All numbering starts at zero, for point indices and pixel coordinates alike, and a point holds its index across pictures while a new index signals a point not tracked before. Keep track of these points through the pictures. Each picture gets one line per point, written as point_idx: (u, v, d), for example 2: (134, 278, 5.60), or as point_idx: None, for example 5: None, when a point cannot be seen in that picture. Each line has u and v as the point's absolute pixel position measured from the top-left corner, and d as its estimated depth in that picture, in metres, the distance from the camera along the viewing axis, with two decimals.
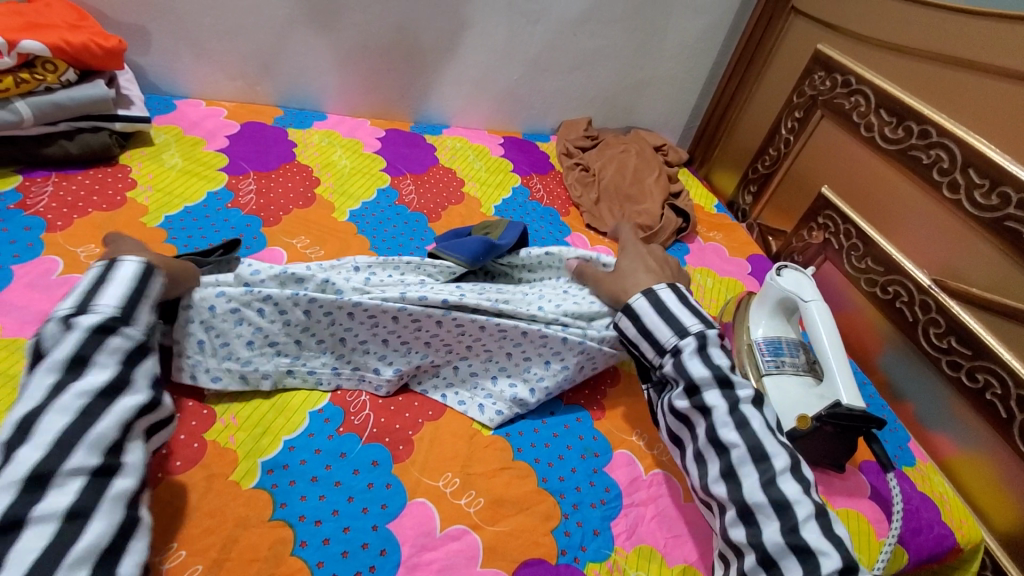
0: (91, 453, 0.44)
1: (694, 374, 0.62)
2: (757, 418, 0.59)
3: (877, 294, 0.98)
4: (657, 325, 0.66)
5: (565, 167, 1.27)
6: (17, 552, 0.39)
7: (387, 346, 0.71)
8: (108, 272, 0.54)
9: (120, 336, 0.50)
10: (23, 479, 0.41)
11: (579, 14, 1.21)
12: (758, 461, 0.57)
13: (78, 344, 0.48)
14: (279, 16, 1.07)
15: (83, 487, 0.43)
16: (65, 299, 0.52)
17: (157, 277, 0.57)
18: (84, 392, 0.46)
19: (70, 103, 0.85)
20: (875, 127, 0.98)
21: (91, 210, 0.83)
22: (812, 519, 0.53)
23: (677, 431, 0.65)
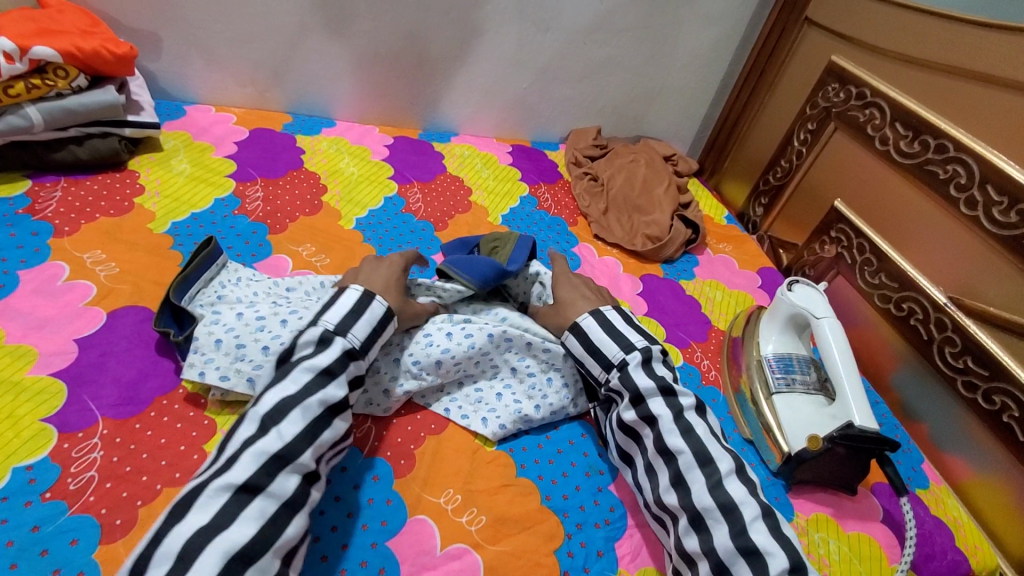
0: (313, 458, 0.54)
1: (640, 385, 0.66)
2: (700, 424, 0.63)
3: (891, 311, 0.96)
4: (603, 341, 0.70)
5: (574, 176, 1.26)
6: (246, 514, 0.47)
7: (399, 365, 0.71)
8: (365, 303, 0.65)
9: (355, 364, 0.61)
10: (271, 455, 0.51)
11: (590, 22, 1.20)
12: (704, 466, 0.60)
13: (333, 361, 0.59)
14: (289, 23, 1.07)
15: (297, 483, 0.52)
16: (331, 309, 0.63)
17: (392, 321, 0.67)
18: (325, 404, 0.56)
19: (81, 109, 0.85)
20: (891, 140, 0.97)
21: (98, 216, 0.83)
22: (759, 519, 0.55)
23: (626, 448, 0.67)
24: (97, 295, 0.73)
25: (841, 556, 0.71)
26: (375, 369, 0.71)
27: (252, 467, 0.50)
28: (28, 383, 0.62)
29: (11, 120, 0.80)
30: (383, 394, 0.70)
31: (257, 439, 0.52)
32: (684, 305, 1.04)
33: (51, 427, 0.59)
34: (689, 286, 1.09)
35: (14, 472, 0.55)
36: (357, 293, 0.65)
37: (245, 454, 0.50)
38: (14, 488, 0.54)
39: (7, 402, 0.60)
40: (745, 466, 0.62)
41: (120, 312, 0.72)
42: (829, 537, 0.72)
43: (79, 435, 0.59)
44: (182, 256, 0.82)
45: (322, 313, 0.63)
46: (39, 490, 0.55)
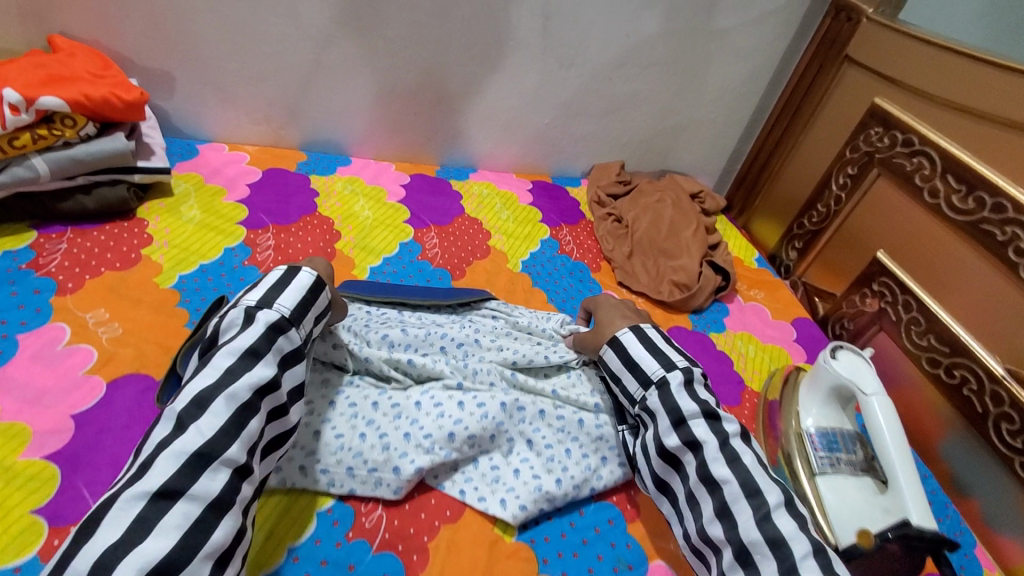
0: (242, 450, 0.55)
1: (683, 408, 0.65)
2: (747, 454, 0.62)
3: (941, 377, 0.89)
4: (643, 357, 0.71)
5: (597, 217, 1.21)
6: (164, 525, 0.48)
7: (409, 441, 0.67)
8: (290, 275, 0.66)
9: (285, 339, 0.62)
10: (190, 455, 0.52)
11: (616, 58, 1.15)
12: (751, 497, 0.59)
13: (256, 339, 0.59)
14: (304, 61, 1.04)
15: (226, 480, 0.53)
16: (254, 289, 0.65)
17: (325, 293, 0.68)
18: (252, 388, 0.57)
19: (88, 158, 0.82)
20: (941, 193, 0.89)
21: (104, 269, 0.80)
22: (809, 556, 0.54)
23: (663, 476, 0.66)
24: (98, 362, 0.70)
25: None
26: (384, 447, 0.66)
27: (167, 472, 0.50)
28: (20, 467, 0.59)
29: (16, 172, 0.77)
30: (393, 471, 0.65)
31: (175, 439, 0.52)
32: (714, 362, 0.99)
33: (41, 520, 0.55)
34: (721, 340, 1.03)
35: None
36: (280, 271, 0.67)
37: (162, 457, 0.51)
38: None
39: None
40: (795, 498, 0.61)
41: (122, 381, 0.69)
42: None
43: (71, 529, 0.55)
44: (189, 313, 0.79)
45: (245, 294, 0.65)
46: None
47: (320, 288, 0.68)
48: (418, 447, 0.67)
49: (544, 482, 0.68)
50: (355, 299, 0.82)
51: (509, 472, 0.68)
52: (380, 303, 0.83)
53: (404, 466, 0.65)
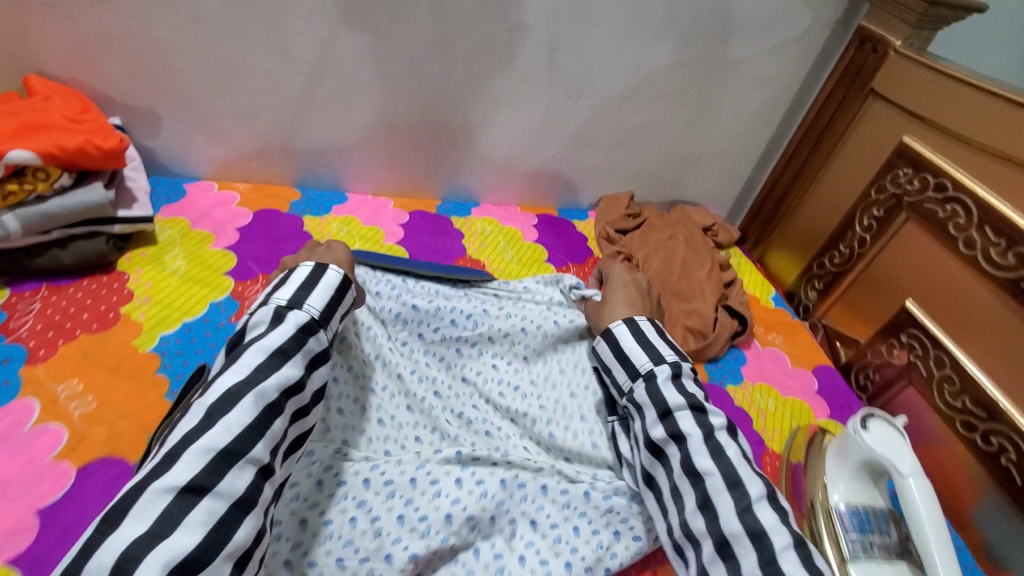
0: (266, 450, 0.53)
1: (670, 401, 0.66)
2: (731, 446, 0.61)
3: (977, 443, 0.84)
4: (635, 350, 0.73)
5: (606, 255, 1.15)
6: (189, 520, 0.46)
7: (402, 525, 0.62)
8: (318, 274, 0.66)
9: (314, 339, 0.62)
10: (219, 451, 0.50)
11: (625, 89, 1.09)
12: (733, 488, 0.58)
13: (286, 339, 0.59)
14: (296, 97, 0.98)
15: (251, 480, 0.51)
16: (281, 287, 0.65)
17: (350, 294, 0.69)
18: (281, 389, 0.56)
19: (64, 212, 0.76)
20: (978, 244, 0.83)
21: (78, 332, 0.75)
22: (791, 548, 0.53)
23: (650, 469, 0.66)
24: (68, 445, 0.65)
25: None
26: (376, 533, 0.62)
27: (193, 469, 0.48)
28: None
29: None
30: (386, 561, 0.59)
31: (200, 435, 0.50)
32: (732, 420, 0.92)
33: None
34: (738, 393, 0.97)
35: None
36: (308, 268, 0.67)
37: (186, 453, 0.49)
38: None
39: None
40: (776, 489, 0.59)
41: (92, 467, 0.63)
42: None
43: None
44: (169, 381, 0.73)
45: (273, 292, 0.64)
46: None
47: (346, 286, 0.68)
48: (414, 531, 0.62)
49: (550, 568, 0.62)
50: (365, 264, 0.87)
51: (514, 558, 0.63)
52: (386, 269, 0.88)
53: (399, 553, 0.60)
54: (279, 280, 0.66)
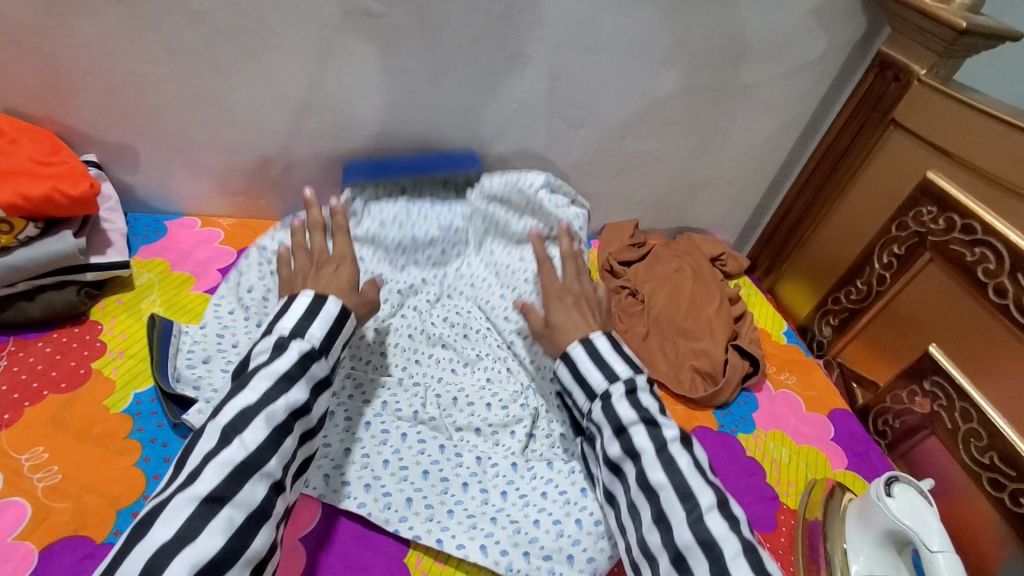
0: (278, 466, 0.58)
1: (622, 416, 0.69)
2: (683, 457, 0.65)
3: (1007, 503, 0.79)
4: (590, 371, 0.74)
5: (609, 289, 1.09)
6: (211, 529, 0.52)
7: (388, 469, 0.74)
8: (319, 304, 0.68)
9: (317, 365, 0.64)
10: (236, 464, 0.55)
11: (629, 117, 1.04)
12: (685, 500, 0.62)
13: (291, 365, 0.62)
14: (282, 130, 0.93)
15: (264, 494, 0.56)
16: (284, 314, 0.67)
17: (349, 322, 0.70)
18: (288, 409, 0.60)
19: (28, 264, 0.71)
20: (1010, 293, 0.77)
21: (46, 392, 0.70)
22: (742, 556, 0.57)
23: (611, 486, 0.70)
24: (31, 523, 0.60)
25: None
26: (364, 465, 0.74)
27: (214, 480, 0.54)
28: None
29: None
30: (364, 489, 0.72)
31: (220, 451, 0.56)
32: (744, 473, 0.87)
33: None
34: (750, 442, 0.92)
35: None
36: (308, 295, 0.69)
37: (209, 467, 0.55)
38: None
39: None
40: (732, 499, 0.63)
41: (57, 547, 0.59)
42: None
43: None
44: (141, 446, 0.68)
45: (278, 320, 0.67)
46: None
47: (346, 314, 0.70)
48: (393, 476, 0.74)
49: (498, 532, 0.71)
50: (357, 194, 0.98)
51: (474, 519, 0.72)
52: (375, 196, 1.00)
53: (375, 487, 0.72)
54: (282, 305, 0.68)
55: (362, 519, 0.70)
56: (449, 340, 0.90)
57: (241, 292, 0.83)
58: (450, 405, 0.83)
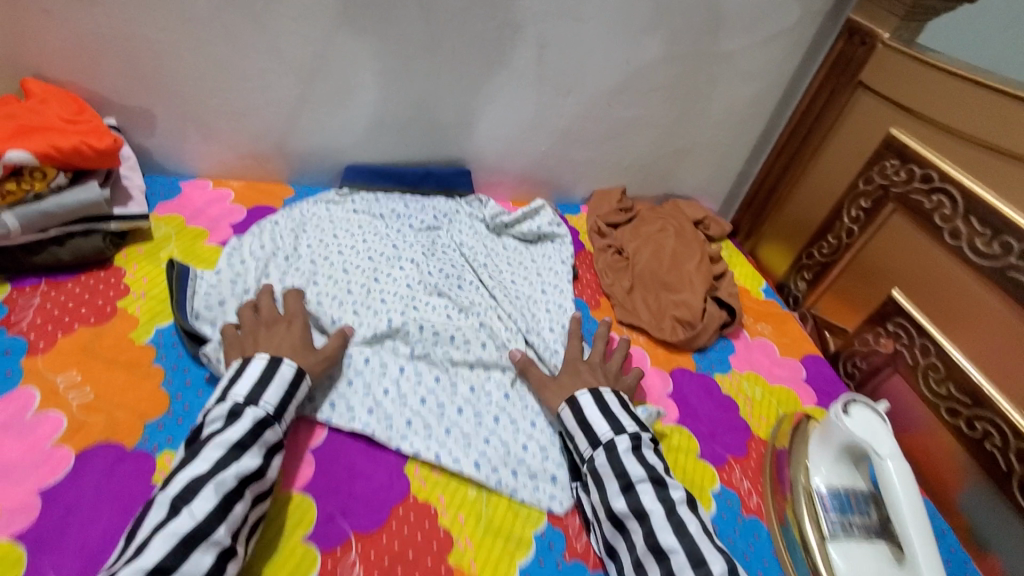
0: (228, 532, 0.58)
1: (632, 473, 0.70)
2: (692, 521, 0.66)
3: (962, 429, 0.84)
4: (597, 419, 0.75)
5: (596, 248, 1.16)
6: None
7: (388, 396, 0.81)
8: (273, 369, 0.70)
9: (270, 431, 0.67)
10: (184, 535, 0.56)
11: (614, 84, 1.10)
12: (697, 565, 0.62)
13: (243, 433, 0.64)
14: (290, 97, 1.00)
15: (211, 562, 0.56)
16: (238, 381, 0.69)
17: (304, 381, 0.73)
18: (239, 476, 0.61)
19: (60, 210, 0.78)
20: (963, 235, 0.83)
21: (77, 325, 0.77)
22: None
23: (610, 542, 0.68)
24: (68, 431, 0.67)
25: None
26: (366, 393, 0.80)
27: (160, 553, 0.54)
28: None
29: None
30: (367, 413, 0.78)
31: (169, 522, 0.56)
32: (718, 407, 0.94)
33: None
34: (726, 382, 0.98)
35: None
36: (262, 361, 0.71)
37: (156, 538, 0.55)
38: None
39: None
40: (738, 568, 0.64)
41: (92, 450, 0.66)
42: None
43: None
44: (165, 371, 0.75)
45: (232, 386, 0.68)
46: None
47: (300, 375, 0.72)
48: (393, 402, 0.81)
49: (490, 452, 0.77)
50: (351, 187, 1.11)
51: (469, 439, 0.78)
52: (362, 190, 1.11)
53: (377, 411, 0.79)
54: (235, 372, 0.70)
55: (361, 436, 0.77)
56: (445, 288, 0.96)
57: (254, 248, 0.93)
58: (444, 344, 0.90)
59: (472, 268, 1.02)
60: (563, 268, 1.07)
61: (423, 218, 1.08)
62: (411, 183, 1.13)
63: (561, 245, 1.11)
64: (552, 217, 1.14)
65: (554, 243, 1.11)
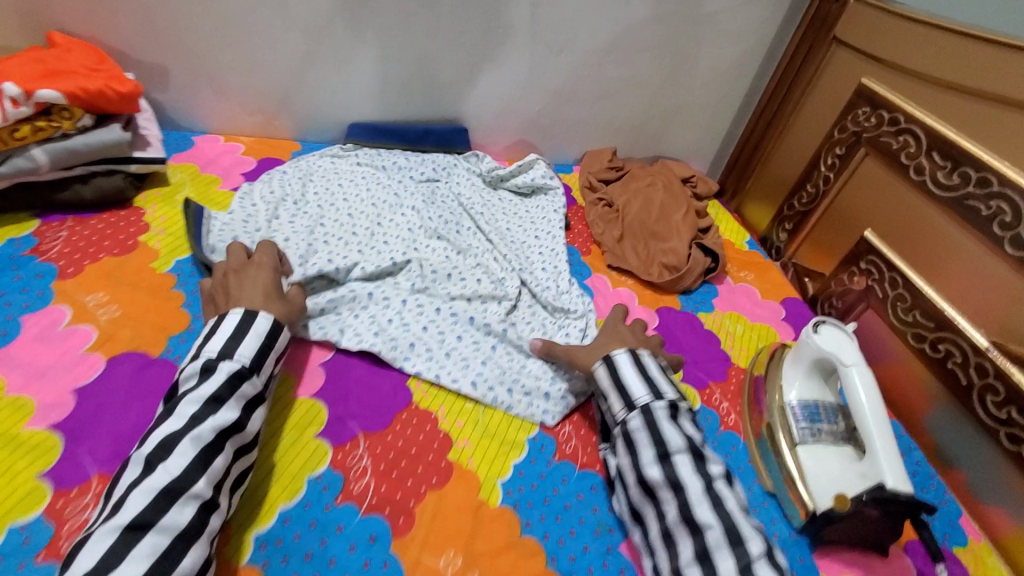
0: (208, 485, 0.57)
1: (669, 441, 0.66)
2: (730, 498, 0.62)
3: (926, 351, 0.90)
4: (634, 382, 0.72)
5: (588, 201, 1.22)
6: (136, 553, 0.50)
7: (391, 324, 0.86)
8: (248, 323, 0.68)
9: (248, 384, 0.65)
10: (161, 489, 0.54)
11: (605, 44, 1.16)
12: (733, 545, 0.58)
13: (219, 387, 0.62)
14: (298, 54, 1.06)
15: (193, 514, 0.55)
16: (211, 338, 0.67)
17: (284, 332, 0.72)
18: (217, 430, 0.59)
19: (84, 149, 0.84)
20: (927, 170, 0.89)
21: (102, 255, 0.83)
22: None
23: (638, 506, 0.67)
24: (98, 341, 0.73)
25: None
26: (370, 321, 0.86)
27: (138, 508, 0.52)
28: (25, 437, 0.63)
29: (16, 163, 0.80)
30: (371, 336, 0.83)
31: (144, 479, 0.55)
32: (701, 340, 1.00)
33: (46, 484, 0.60)
34: (709, 319, 1.04)
35: (8, 533, 0.56)
36: (236, 315, 0.69)
37: (133, 494, 0.53)
38: (8, 549, 0.55)
39: (4, 456, 0.61)
40: (775, 547, 0.60)
41: (119, 359, 0.72)
42: None
43: (73, 492, 0.60)
44: (185, 296, 0.81)
45: (205, 343, 0.66)
46: (32, 551, 0.55)
47: (277, 327, 0.71)
48: (396, 329, 0.86)
49: (488, 371, 0.82)
50: (353, 142, 1.17)
51: (467, 360, 0.83)
52: (364, 145, 1.17)
53: (381, 335, 0.83)
54: (209, 330, 0.68)
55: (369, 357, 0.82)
56: (444, 232, 1.02)
57: (264, 193, 0.99)
58: (442, 280, 0.95)
59: (469, 216, 1.08)
60: (555, 217, 1.13)
61: (423, 171, 1.14)
62: (411, 139, 1.20)
63: (553, 197, 1.17)
64: (546, 172, 1.20)
65: (547, 194, 1.18)
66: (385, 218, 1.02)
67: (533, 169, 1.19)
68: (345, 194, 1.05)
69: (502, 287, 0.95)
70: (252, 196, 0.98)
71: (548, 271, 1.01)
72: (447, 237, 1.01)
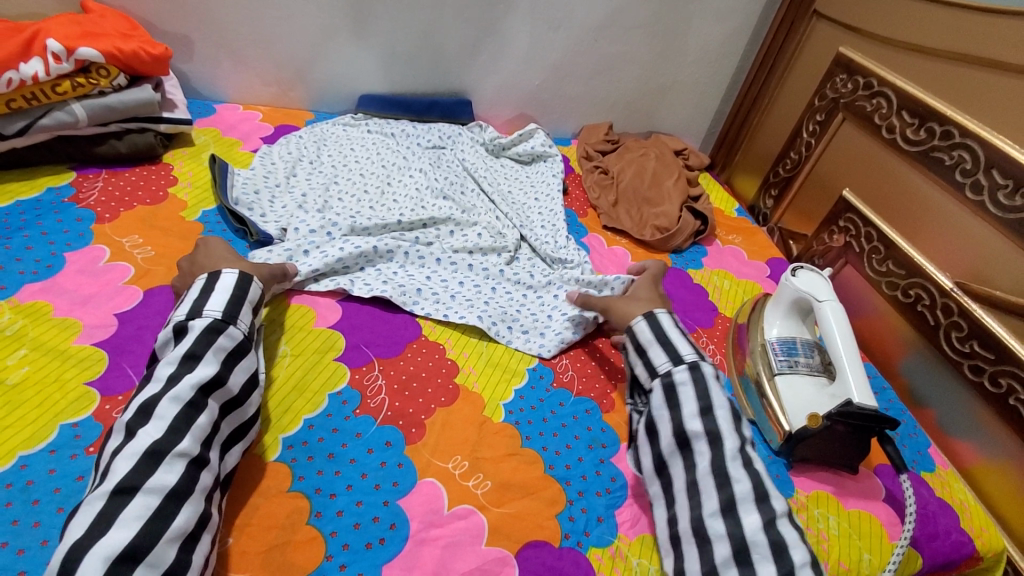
0: (193, 443, 0.57)
1: (713, 399, 0.66)
2: (759, 461, 0.63)
3: (899, 298, 0.97)
4: (677, 338, 0.73)
5: (584, 169, 1.29)
6: (124, 516, 0.50)
7: (397, 273, 0.92)
8: (214, 280, 0.70)
9: (224, 337, 0.65)
10: (142, 453, 0.54)
11: (601, 20, 1.23)
12: (760, 501, 0.60)
13: (194, 344, 0.63)
14: (313, 26, 1.13)
15: (182, 471, 0.55)
16: (181, 305, 0.68)
17: (254, 282, 0.73)
18: (195, 387, 0.60)
19: (120, 105, 0.92)
20: (897, 129, 0.97)
21: (136, 204, 0.90)
22: (807, 565, 0.55)
23: (667, 457, 0.67)
24: (135, 276, 0.80)
25: (840, 530, 0.74)
26: (376, 271, 0.91)
27: (126, 470, 0.53)
28: (74, 351, 0.69)
29: (58, 116, 0.87)
30: (378, 283, 0.88)
31: (126, 444, 0.55)
32: (689, 293, 1.07)
33: (94, 390, 0.66)
34: (698, 275, 1.11)
35: (62, 428, 0.62)
36: (203, 279, 0.71)
37: (117, 460, 0.53)
38: (61, 442, 0.61)
39: (55, 366, 0.67)
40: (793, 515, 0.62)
41: (156, 290, 0.78)
42: (829, 513, 0.76)
43: (119, 398, 0.66)
44: None
45: (175, 310, 0.67)
46: (83, 444, 0.62)
47: (245, 279, 0.72)
48: (403, 276, 0.92)
49: (490, 310, 0.89)
50: (362, 112, 1.23)
51: (471, 301, 0.90)
52: (373, 115, 1.24)
53: (388, 282, 0.89)
54: (181, 299, 0.69)
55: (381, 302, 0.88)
56: (449, 191, 1.08)
57: (282, 155, 1.06)
58: (444, 235, 1.01)
59: (473, 179, 1.15)
60: (554, 180, 1.20)
61: (430, 138, 1.21)
62: (418, 111, 1.25)
63: (551, 164, 1.24)
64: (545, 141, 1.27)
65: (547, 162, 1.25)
66: (391, 179, 1.08)
67: (533, 138, 1.27)
68: (354, 158, 1.11)
69: (501, 240, 1.01)
70: (262, 159, 1.03)
71: (545, 228, 1.08)
72: (452, 195, 1.07)
